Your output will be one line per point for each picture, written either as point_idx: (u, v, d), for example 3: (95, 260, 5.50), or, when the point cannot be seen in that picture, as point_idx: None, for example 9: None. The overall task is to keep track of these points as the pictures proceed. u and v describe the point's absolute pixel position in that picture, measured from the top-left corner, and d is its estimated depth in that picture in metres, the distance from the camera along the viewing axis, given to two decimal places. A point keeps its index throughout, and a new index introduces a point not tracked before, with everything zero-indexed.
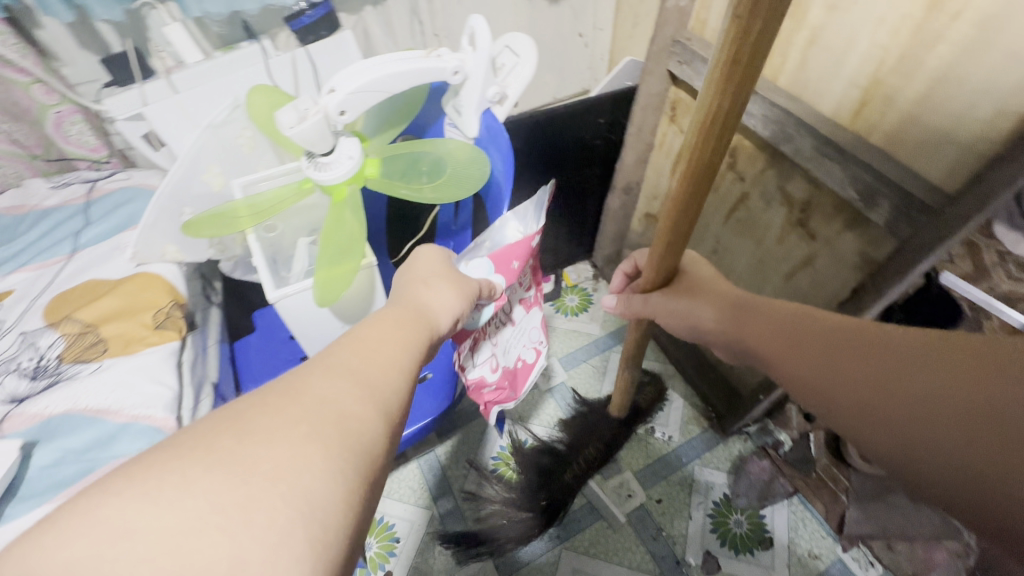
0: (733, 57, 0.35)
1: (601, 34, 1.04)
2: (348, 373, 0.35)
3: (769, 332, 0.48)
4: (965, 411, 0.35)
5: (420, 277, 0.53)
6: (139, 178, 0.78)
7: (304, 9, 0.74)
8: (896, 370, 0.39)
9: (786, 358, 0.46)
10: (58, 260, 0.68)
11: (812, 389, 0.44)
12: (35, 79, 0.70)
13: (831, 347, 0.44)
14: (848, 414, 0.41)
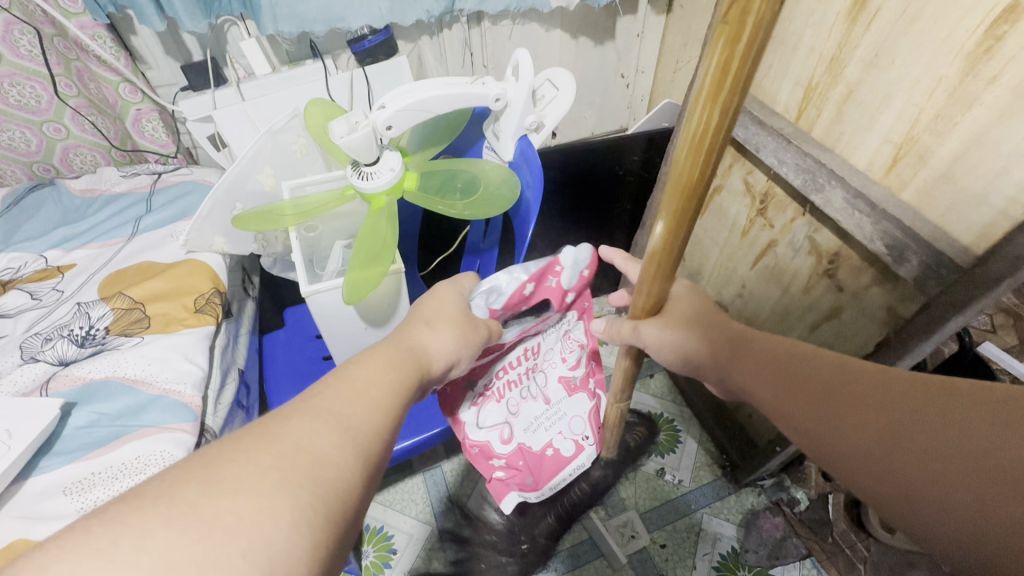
0: (722, 69, 0.31)
1: (643, 76, 1.08)
2: (357, 389, 0.37)
3: (766, 366, 0.45)
4: (982, 462, 0.33)
5: (422, 317, 0.50)
6: (199, 174, 0.84)
7: (367, 33, 0.80)
8: (907, 416, 0.37)
9: (785, 396, 0.43)
10: (119, 241, 0.74)
11: (813, 431, 0.41)
12: (123, 78, 0.78)
13: (835, 387, 0.41)
14: (852, 461, 0.38)
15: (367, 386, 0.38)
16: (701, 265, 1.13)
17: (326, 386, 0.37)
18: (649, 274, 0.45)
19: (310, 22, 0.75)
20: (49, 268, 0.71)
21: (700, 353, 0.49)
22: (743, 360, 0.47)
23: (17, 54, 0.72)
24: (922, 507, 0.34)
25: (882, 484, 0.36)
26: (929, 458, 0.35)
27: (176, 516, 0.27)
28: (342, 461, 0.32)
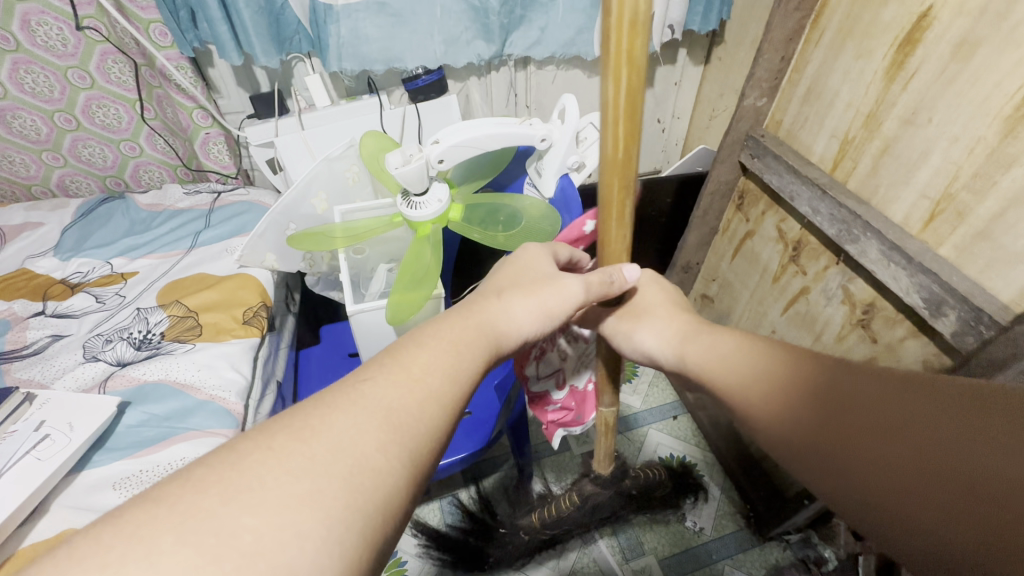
0: (617, 47, 0.38)
1: (678, 122, 1.12)
2: (409, 375, 0.36)
3: (731, 360, 0.42)
4: (950, 464, 0.28)
5: (495, 289, 0.47)
6: (256, 196, 0.90)
7: (422, 74, 0.86)
8: (872, 411, 0.32)
9: (747, 390, 0.39)
10: (178, 252, 0.79)
11: (771, 428, 0.36)
12: (198, 105, 0.85)
13: (798, 381, 0.37)
14: (809, 461, 0.33)
15: (421, 373, 0.37)
16: (730, 308, 1.13)
17: (378, 376, 0.36)
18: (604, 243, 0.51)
19: (371, 61, 0.81)
20: (114, 273, 0.76)
21: (668, 353, 0.49)
22: (710, 351, 0.44)
23: (108, 80, 0.80)
24: (880, 513, 0.30)
25: (839, 486, 0.32)
26: (896, 458, 0.30)
27: (191, 531, 0.25)
28: (387, 460, 0.31)
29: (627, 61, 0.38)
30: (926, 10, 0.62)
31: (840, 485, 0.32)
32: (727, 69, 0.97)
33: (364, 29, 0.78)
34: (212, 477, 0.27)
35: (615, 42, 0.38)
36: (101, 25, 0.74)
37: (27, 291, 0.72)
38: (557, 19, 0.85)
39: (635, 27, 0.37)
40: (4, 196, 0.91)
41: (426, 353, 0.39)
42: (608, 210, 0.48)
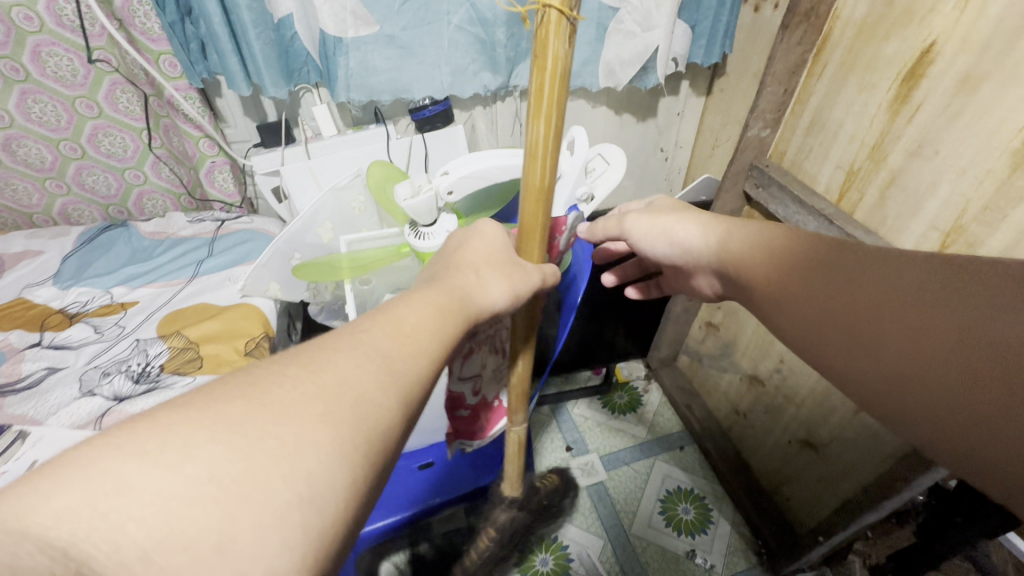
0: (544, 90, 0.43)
1: (681, 151, 1.13)
2: (404, 330, 0.36)
3: (753, 251, 0.43)
4: (948, 331, 0.30)
5: (472, 265, 0.48)
6: (259, 224, 0.89)
7: (428, 104, 0.86)
8: (886, 287, 0.34)
9: (771, 275, 0.41)
10: (179, 282, 0.78)
11: (786, 303, 0.39)
12: (204, 134, 0.83)
13: (819, 262, 0.38)
14: (814, 330, 0.36)
15: (412, 328, 0.37)
16: (737, 335, 1.12)
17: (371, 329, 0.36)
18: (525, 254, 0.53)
19: (379, 92, 0.82)
20: (115, 303, 0.74)
21: (704, 244, 0.48)
22: (730, 247, 0.45)
23: (116, 109, 0.80)
24: (877, 375, 0.32)
25: (844, 349, 0.34)
26: (898, 325, 0.32)
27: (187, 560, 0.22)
28: (387, 403, 0.32)
29: (553, 104, 0.44)
30: (930, 46, 0.63)
31: (843, 351, 0.34)
32: (731, 99, 0.98)
33: (372, 61, 0.79)
34: (233, 421, 0.28)
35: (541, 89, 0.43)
36: (112, 57, 0.75)
37: (24, 322, 0.71)
38: None
39: (559, 81, 0.43)
40: (6, 223, 0.90)
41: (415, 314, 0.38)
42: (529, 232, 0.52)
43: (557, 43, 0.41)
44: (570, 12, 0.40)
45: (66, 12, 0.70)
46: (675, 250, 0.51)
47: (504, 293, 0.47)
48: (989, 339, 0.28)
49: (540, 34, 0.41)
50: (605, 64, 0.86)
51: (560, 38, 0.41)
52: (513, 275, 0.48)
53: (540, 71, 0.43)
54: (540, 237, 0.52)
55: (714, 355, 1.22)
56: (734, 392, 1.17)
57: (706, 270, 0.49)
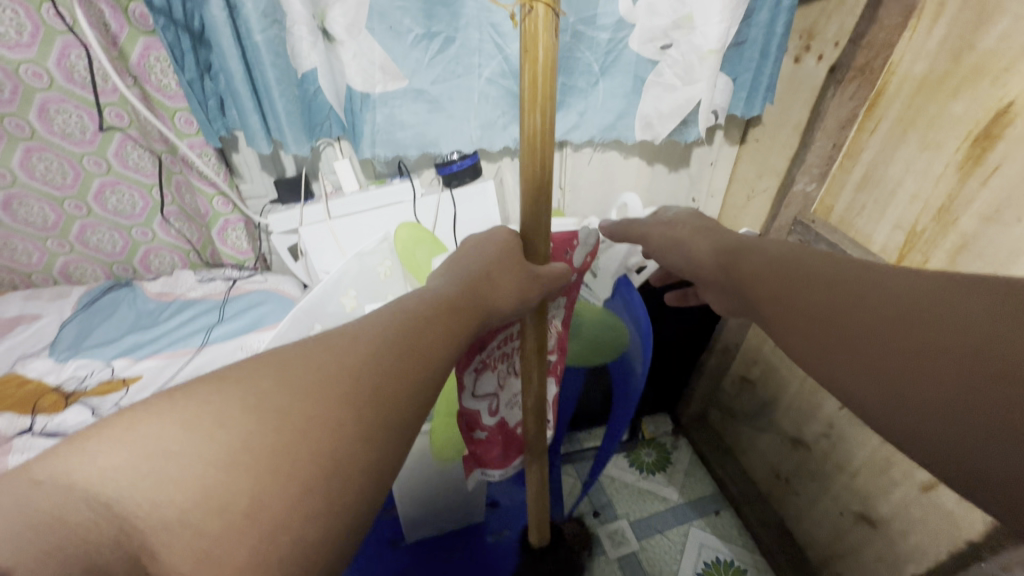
0: (534, 84, 0.42)
1: (713, 200, 1.08)
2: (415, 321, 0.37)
3: (765, 268, 0.45)
4: (946, 348, 0.31)
5: (482, 267, 0.46)
6: (274, 283, 0.83)
7: (456, 159, 0.82)
8: (889, 306, 0.35)
9: (779, 291, 0.42)
10: (187, 351, 0.72)
11: (796, 320, 0.40)
12: (219, 192, 0.79)
13: (825, 280, 0.40)
14: (821, 347, 0.38)
15: (426, 320, 0.37)
16: (777, 394, 1.04)
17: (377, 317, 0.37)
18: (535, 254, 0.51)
19: (405, 147, 0.77)
20: (115, 378, 0.67)
21: (712, 262, 0.51)
22: (742, 263, 0.47)
23: (125, 165, 0.76)
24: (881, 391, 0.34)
25: (847, 366, 0.36)
26: (896, 343, 0.34)
27: None
28: None
29: (543, 96, 0.42)
30: (1007, 106, 0.57)
31: (847, 369, 0.36)
32: (766, 150, 0.94)
33: (400, 116, 0.75)
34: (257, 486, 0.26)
35: (534, 82, 0.42)
36: (124, 113, 0.71)
37: (11, 405, 0.63)
38: (597, 104, 0.82)
39: (544, 72, 0.41)
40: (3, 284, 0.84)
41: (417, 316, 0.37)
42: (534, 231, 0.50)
43: (545, 37, 0.40)
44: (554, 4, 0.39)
45: (77, 67, 0.66)
46: (691, 269, 0.53)
47: (516, 294, 0.46)
48: (990, 352, 0.30)
49: (525, 25, 0.40)
50: (642, 117, 0.82)
51: (543, 34, 0.40)
52: (525, 275, 0.48)
53: (530, 62, 0.41)
54: (545, 236, 0.51)
55: (750, 412, 1.15)
56: (774, 453, 1.09)
57: (719, 288, 0.51)
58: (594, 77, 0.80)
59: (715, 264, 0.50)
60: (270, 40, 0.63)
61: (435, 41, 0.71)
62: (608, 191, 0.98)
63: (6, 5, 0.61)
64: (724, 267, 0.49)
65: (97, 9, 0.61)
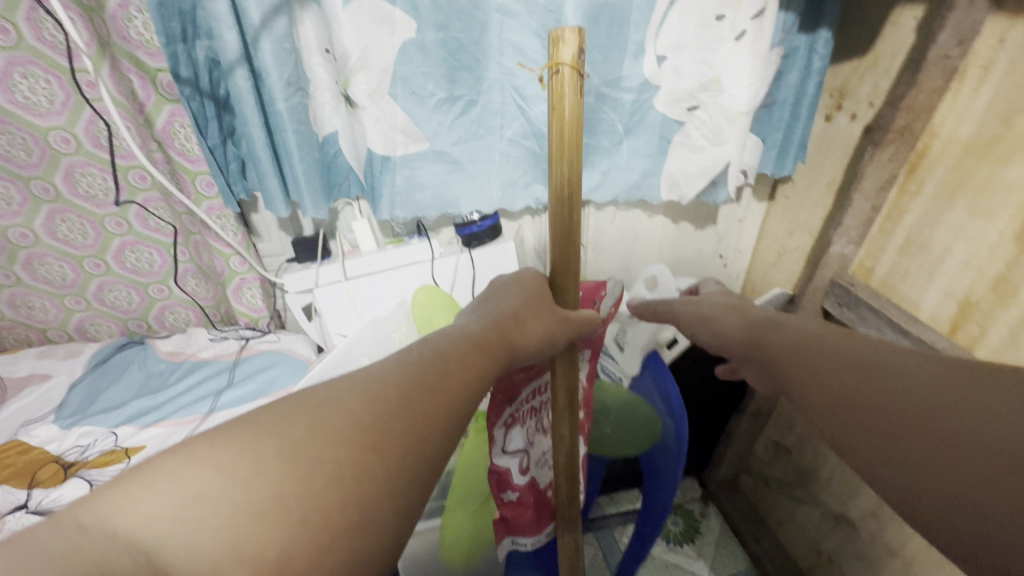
0: (565, 134, 0.41)
1: (741, 256, 1.04)
2: (445, 362, 0.37)
3: (793, 346, 0.42)
4: (1005, 451, 0.29)
5: (510, 306, 0.45)
6: (287, 343, 0.81)
7: (476, 219, 0.80)
8: (932, 397, 0.33)
9: (813, 371, 0.39)
10: (194, 418, 0.69)
11: (835, 408, 0.37)
12: (235, 252, 0.77)
13: (860, 365, 0.37)
14: (872, 441, 0.34)
15: (455, 364, 0.37)
16: (815, 466, 0.96)
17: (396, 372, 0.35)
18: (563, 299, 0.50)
19: (425, 208, 0.76)
20: (118, 448, 0.64)
21: (737, 336, 0.47)
22: (768, 340, 0.44)
23: (145, 225, 0.76)
24: (942, 494, 0.31)
25: (894, 463, 0.33)
26: (952, 444, 0.31)
27: None
28: None
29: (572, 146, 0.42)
30: None
31: (899, 469, 0.33)
32: (797, 208, 0.90)
33: (420, 177, 0.73)
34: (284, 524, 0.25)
35: (564, 132, 0.41)
36: (147, 176, 0.71)
37: (10, 476, 0.61)
38: (620, 163, 0.80)
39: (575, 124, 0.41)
40: (18, 339, 0.83)
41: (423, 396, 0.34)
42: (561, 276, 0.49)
43: (572, 94, 0.40)
44: (576, 66, 0.39)
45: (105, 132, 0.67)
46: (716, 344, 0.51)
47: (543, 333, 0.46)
48: None
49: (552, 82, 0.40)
50: (668, 176, 0.80)
51: (566, 93, 0.40)
52: (552, 319, 0.47)
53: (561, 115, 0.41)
54: (575, 281, 0.50)
55: (785, 482, 1.06)
56: (814, 530, 1.00)
57: (742, 362, 0.48)
58: (619, 136, 0.78)
59: (739, 339, 0.47)
60: (293, 107, 0.63)
61: (457, 103, 0.71)
62: (631, 249, 0.95)
63: (39, 75, 0.62)
64: (747, 341, 0.46)
65: (127, 79, 0.62)
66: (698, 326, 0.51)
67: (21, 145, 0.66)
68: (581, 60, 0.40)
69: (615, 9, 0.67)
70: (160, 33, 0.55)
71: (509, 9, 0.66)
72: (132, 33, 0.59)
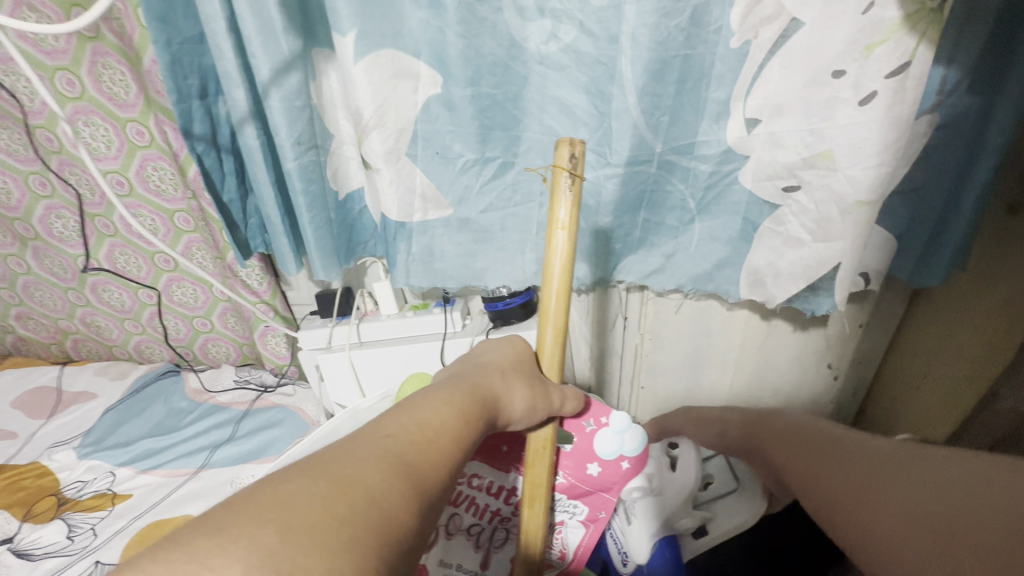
0: (564, 205, 0.40)
1: (862, 366, 0.75)
2: (427, 436, 0.34)
3: (781, 435, 0.50)
4: (900, 494, 0.37)
5: (496, 366, 0.44)
6: (298, 399, 0.77)
7: (505, 294, 0.70)
8: (877, 464, 0.40)
9: (789, 452, 0.48)
10: (184, 472, 0.67)
11: (802, 474, 0.45)
12: (262, 299, 0.76)
13: (826, 448, 0.45)
14: (818, 491, 0.42)
15: (436, 434, 0.34)
16: None
17: (371, 461, 0.30)
18: (552, 357, 0.47)
19: (445, 278, 0.68)
20: (109, 492, 0.65)
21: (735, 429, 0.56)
22: (762, 433, 0.53)
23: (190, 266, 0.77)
24: (884, 538, 0.36)
25: (843, 519, 0.39)
26: (867, 486, 0.39)
27: None
28: None
29: (562, 214, 0.40)
30: None
31: (843, 518, 0.39)
32: (952, 325, 0.64)
33: (441, 247, 0.65)
34: None
35: (569, 204, 0.40)
36: (190, 219, 0.73)
37: (14, 504, 0.64)
38: (689, 248, 0.64)
39: (576, 201, 0.40)
40: (91, 352, 0.90)
41: (401, 502, 0.28)
42: (548, 335, 0.46)
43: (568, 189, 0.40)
44: (566, 168, 0.39)
45: (153, 177, 0.69)
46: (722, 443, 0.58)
47: (527, 402, 0.42)
48: (928, 505, 0.35)
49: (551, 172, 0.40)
50: (750, 270, 0.62)
51: (560, 199, 0.40)
52: (539, 391, 0.44)
53: (563, 189, 0.40)
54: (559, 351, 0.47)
55: None
56: None
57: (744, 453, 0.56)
58: (689, 215, 0.62)
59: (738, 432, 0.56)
60: (303, 166, 0.58)
61: (489, 166, 0.61)
62: (700, 344, 0.78)
63: (99, 123, 0.64)
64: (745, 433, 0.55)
65: (165, 131, 0.65)
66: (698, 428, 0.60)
67: (86, 185, 0.70)
68: (585, 165, 0.40)
69: (689, 60, 0.52)
70: (171, 91, 0.53)
71: (553, 60, 0.55)
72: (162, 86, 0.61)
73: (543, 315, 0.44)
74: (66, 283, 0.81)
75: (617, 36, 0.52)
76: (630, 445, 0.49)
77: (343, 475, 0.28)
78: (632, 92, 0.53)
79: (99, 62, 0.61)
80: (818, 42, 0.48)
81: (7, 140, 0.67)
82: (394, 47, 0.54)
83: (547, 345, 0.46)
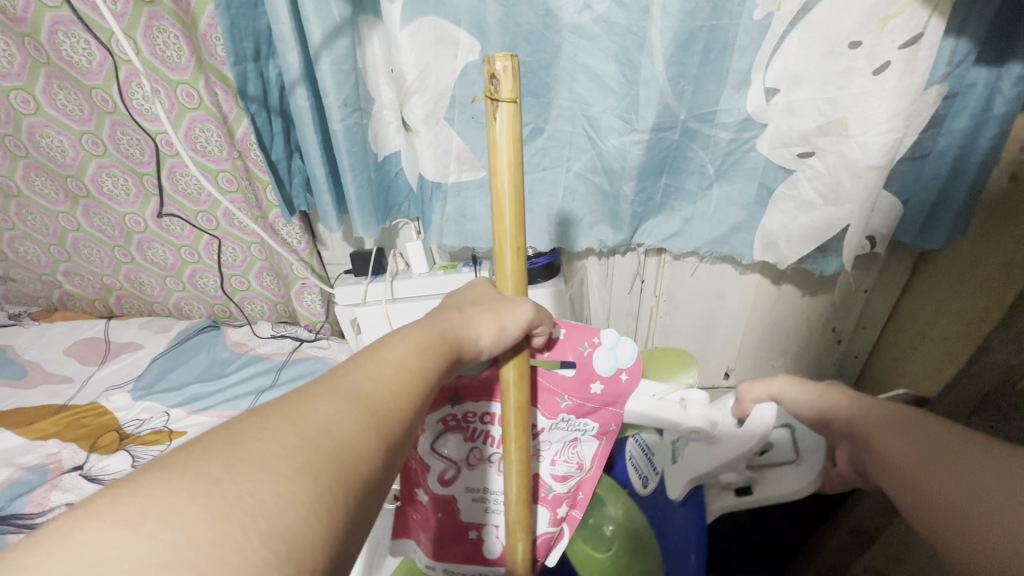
0: (499, 126, 0.34)
1: (863, 332, 0.81)
2: (384, 371, 0.29)
3: (896, 423, 0.33)
4: None
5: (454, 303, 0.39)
6: (333, 351, 0.83)
7: (531, 254, 0.74)
8: None
9: (903, 447, 0.31)
10: (234, 413, 0.73)
11: (922, 481, 0.29)
12: (300, 257, 0.81)
13: (978, 456, 0.28)
14: (946, 513, 0.27)
15: (396, 368, 0.30)
16: None
17: (330, 394, 0.26)
18: (512, 283, 0.41)
19: (476, 238, 0.72)
20: (166, 429, 0.71)
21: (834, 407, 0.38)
22: (868, 418, 0.35)
23: (230, 225, 0.81)
24: None
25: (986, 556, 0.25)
26: None
27: None
28: None
29: (496, 137, 0.34)
30: None
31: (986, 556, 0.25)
32: (954, 287, 0.68)
33: (472, 208, 0.70)
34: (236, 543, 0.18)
35: (507, 124, 0.34)
36: (233, 179, 0.77)
37: (80, 437, 0.70)
38: (707, 212, 0.68)
39: (513, 117, 0.34)
40: (134, 309, 0.96)
41: (361, 438, 0.25)
42: (504, 266, 0.40)
43: (505, 103, 0.33)
44: (490, 93, 0.33)
45: (200, 138, 0.73)
46: (813, 420, 0.40)
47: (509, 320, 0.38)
48: None
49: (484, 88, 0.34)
50: (764, 234, 0.67)
51: (496, 125, 0.34)
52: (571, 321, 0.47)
53: (497, 113, 0.34)
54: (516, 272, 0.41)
55: None
56: None
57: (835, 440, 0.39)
58: (708, 180, 0.66)
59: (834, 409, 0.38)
60: (349, 128, 0.62)
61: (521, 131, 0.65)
62: (713, 306, 0.82)
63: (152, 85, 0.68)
64: (850, 424, 0.36)
65: (214, 92, 0.69)
66: (789, 401, 0.42)
67: (136, 145, 0.74)
68: (514, 84, 0.33)
69: (714, 31, 0.55)
70: (230, 53, 0.57)
71: (586, 30, 0.59)
72: (217, 49, 0.65)
73: (496, 250, 0.40)
74: (113, 241, 0.86)
75: (648, 8, 0.55)
76: (624, 357, 0.43)
77: (300, 413, 0.24)
78: (660, 61, 0.57)
79: (154, 26, 0.64)
80: (837, 14, 0.52)
81: (64, 100, 0.71)
82: (438, 14, 0.57)
83: (505, 270, 0.40)
